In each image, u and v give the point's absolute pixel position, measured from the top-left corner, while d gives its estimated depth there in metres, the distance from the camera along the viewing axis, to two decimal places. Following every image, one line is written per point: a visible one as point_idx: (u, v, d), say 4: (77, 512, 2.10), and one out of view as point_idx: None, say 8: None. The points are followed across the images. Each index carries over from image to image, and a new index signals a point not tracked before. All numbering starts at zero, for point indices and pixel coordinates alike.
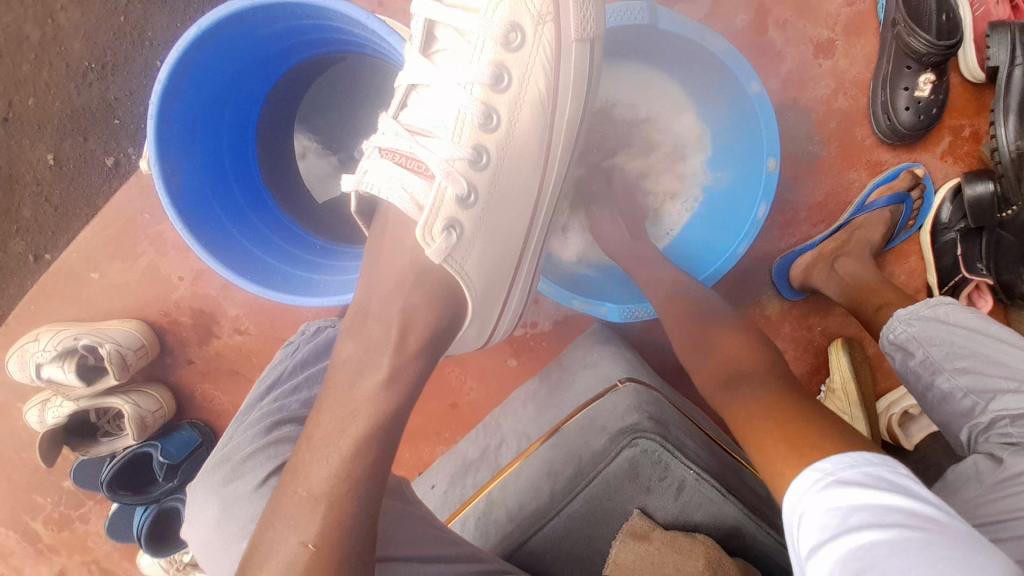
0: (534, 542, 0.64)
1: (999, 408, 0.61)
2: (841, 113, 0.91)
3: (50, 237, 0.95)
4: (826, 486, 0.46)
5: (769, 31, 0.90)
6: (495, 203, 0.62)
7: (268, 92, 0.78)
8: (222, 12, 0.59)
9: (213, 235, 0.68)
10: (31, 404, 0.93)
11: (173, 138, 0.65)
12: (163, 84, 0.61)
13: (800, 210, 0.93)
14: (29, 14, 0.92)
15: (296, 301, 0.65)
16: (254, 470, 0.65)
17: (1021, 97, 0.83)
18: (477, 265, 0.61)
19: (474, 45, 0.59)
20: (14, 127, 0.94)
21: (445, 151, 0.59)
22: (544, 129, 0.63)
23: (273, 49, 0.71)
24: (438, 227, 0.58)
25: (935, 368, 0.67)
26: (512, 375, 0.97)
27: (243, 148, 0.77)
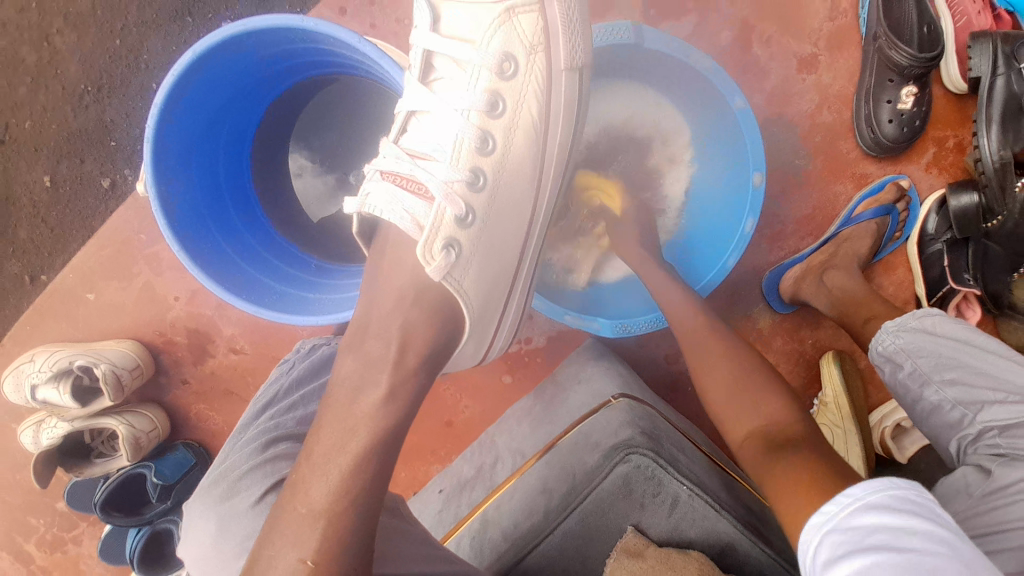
0: (530, 560, 0.63)
1: (987, 419, 0.62)
2: (826, 126, 0.92)
3: (46, 257, 0.94)
4: (853, 509, 0.45)
5: (754, 46, 0.91)
6: (492, 224, 0.62)
7: (261, 114, 0.78)
8: (218, 37, 0.59)
9: (209, 256, 0.68)
10: (26, 424, 0.93)
11: (170, 161, 0.65)
12: (159, 109, 0.61)
13: (790, 223, 0.94)
14: (23, 36, 0.91)
15: (291, 320, 0.65)
16: (249, 491, 0.65)
17: (1004, 107, 0.84)
18: (474, 283, 0.61)
19: (470, 74, 0.60)
20: (10, 148, 0.93)
21: (444, 173, 0.59)
22: (537, 151, 0.64)
23: (268, 72, 0.71)
24: (437, 245, 0.58)
25: (923, 380, 0.68)
26: (507, 391, 0.98)
27: (239, 171, 0.77)
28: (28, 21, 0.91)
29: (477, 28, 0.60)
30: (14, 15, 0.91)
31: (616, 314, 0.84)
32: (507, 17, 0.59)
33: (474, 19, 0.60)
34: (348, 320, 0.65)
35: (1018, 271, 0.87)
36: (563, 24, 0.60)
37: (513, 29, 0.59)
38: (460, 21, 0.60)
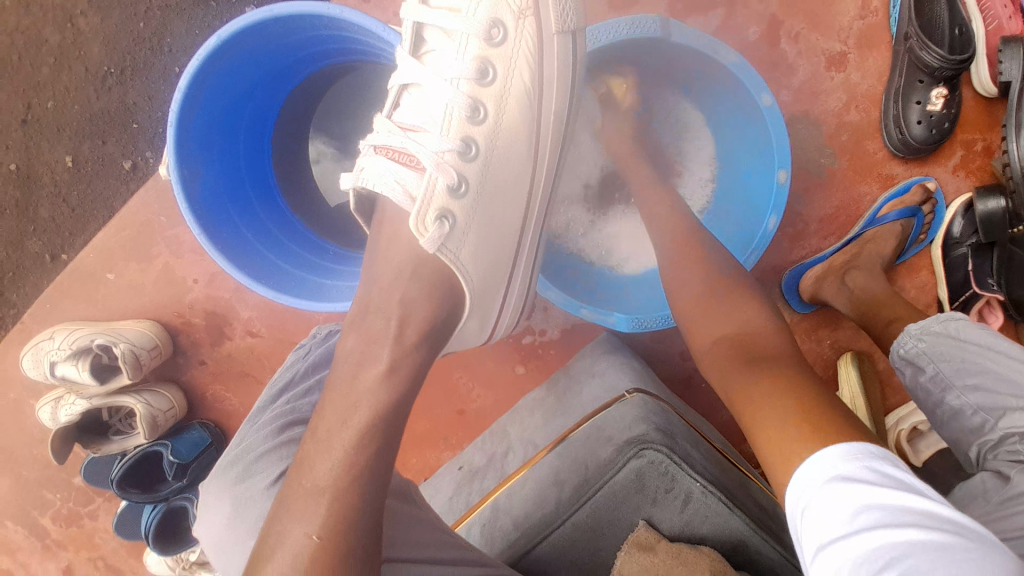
0: (541, 548, 0.64)
1: (1008, 426, 0.61)
2: (853, 126, 0.91)
3: (68, 237, 0.94)
4: (833, 480, 0.44)
5: (781, 42, 0.90)
6: (485, 196, 0.62)
7: (281, 102, 0.78)
8: (241, 23, 0.59)
9: (229, 241, 0.69)
10: (44, 401, 0.94)
11: (193, 145, 0.65)
12: (185, 92, 0.61)
13: (812, 223, 0.94)
14: (48, 17, 0.91)
15: (312, 307, 0.66)
16: (264, 470, 0.65)
17: None
18: (472, 254, 0.61)
19: (459, 43, 0.60)
20: (33, 128, 0.93)
21: (435, 144, 0.59)
22: (531, 119, 0.63)
23: (292, 58, 0.72)
24: (430, 217, 0.57)
25: (945, 385, 0.67)
26: (519, 382, 0.98)
27: (259, 154, 0.78)
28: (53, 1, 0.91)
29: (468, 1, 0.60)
30: None
31: (633, 308, 0.83)
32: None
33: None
34: None
35: None
36: None
37: None
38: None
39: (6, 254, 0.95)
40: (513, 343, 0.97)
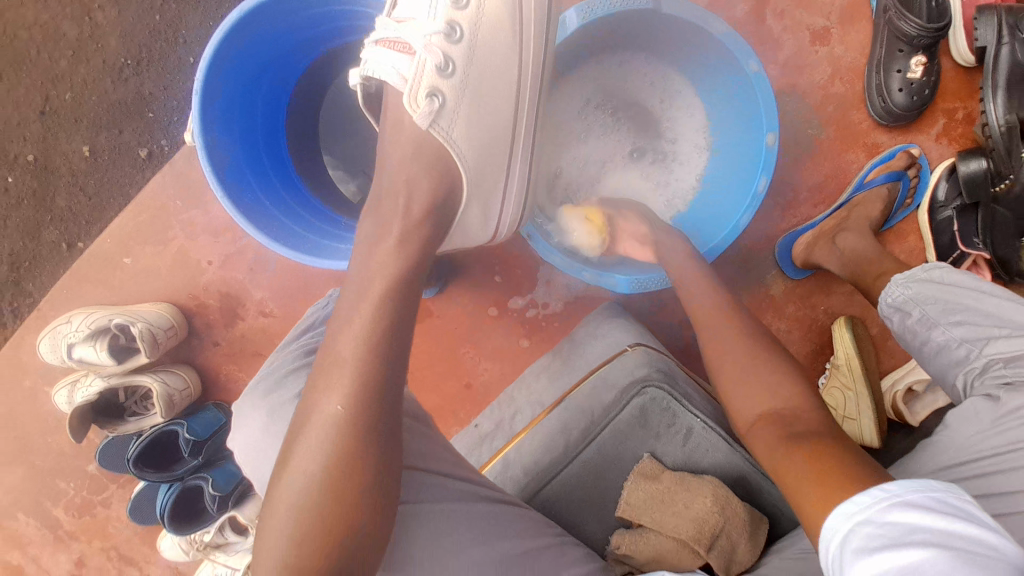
0: (548, 491, 0.66)
1: (992, 352, 0.64)
2: (838, 97, 0.95)
3: (85, 226, 0.98)
4: (886, 506, 0.41)
5: (767, 19, 0.95)
6: (474, 77, 0.62)
7: (297, 78, 0.83)
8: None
9: (250, 206, 0.72)
10: (59, 385, 0.95)
11: (216, 116, 0.69)
12: (208, 62, 0.65)
13: (802, 192, 0.97)
14: (66, 13, 0.95)
15: (330, 264, 0.69)
16: (293, 381, 0.62)
17: (1009, 74, 0.86)
18: (464, 133, 0.62)
19: None
20: (51, 120, 0.97)
21: (423, 27, 0.60)
22: (513, 7, 0.63)
23: (305, 36, 0.76)
24: (421, 94, 0.59)
25: (931, 324, 0.70)
26: (524, 355, 0.99)
27: (274, 129, 0.82)
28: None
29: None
30: None
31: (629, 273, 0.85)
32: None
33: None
34: None
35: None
36: None
37: None
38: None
39: (24, 244, 0.98)
40: (517, 317, 0.99)
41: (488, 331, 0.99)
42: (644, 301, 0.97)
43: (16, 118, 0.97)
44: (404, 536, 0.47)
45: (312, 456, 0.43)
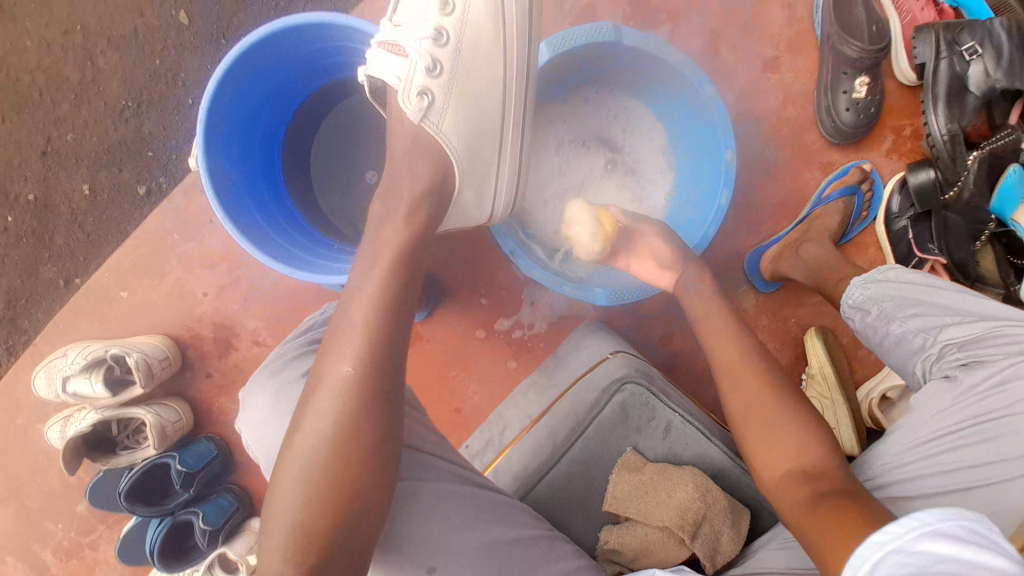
0: (536, 494, 0.68)
1: (947, 338, 0.67)
2: (791, 120, 1.02)
3: (82, 262, 1.02)
4: (914, 536, 0.40)
5: (722, 50, 1.02)
6: (463, 77, 0.66)
7: (293, 112, 0.88)
8: (262, 33, 0.69)
9: (247, 225, 0.74)
10: (53, 421, 0.97)
11: (217, 143, 0.73)
12: (213, 93, 0.69)
13: (765, 208, 1.03)
14: (69, 57, 1.00)
15: (322, 279, 0.70)
16: (297, 365, 0.62)
17: (948, 86, 0.90)
18: (455, 126, 0.65)
19: None
20: (53, 159, 1.01)
21: (416, 32, 0.64)
22: (499, 14, 0.67)
23: (299, 72, 0.81)
24: (414, 92, 0.63)
25: (889, 318, 0.74)
26: (512, 377, 1.02)
27: (270, 159, 0.86)
28: (73, 43, 0.99)
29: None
30: (59, 36, 1.00)
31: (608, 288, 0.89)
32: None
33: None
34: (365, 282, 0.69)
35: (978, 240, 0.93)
36: None
37: None
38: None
39: (21, 282, 1.02)
40: (504, 338, 1.02)
41: (476, 354, 1.02)
42: (625, 318, 1.01)
43: (18, 158, 1.01)
44: (401, 514, 0.52)
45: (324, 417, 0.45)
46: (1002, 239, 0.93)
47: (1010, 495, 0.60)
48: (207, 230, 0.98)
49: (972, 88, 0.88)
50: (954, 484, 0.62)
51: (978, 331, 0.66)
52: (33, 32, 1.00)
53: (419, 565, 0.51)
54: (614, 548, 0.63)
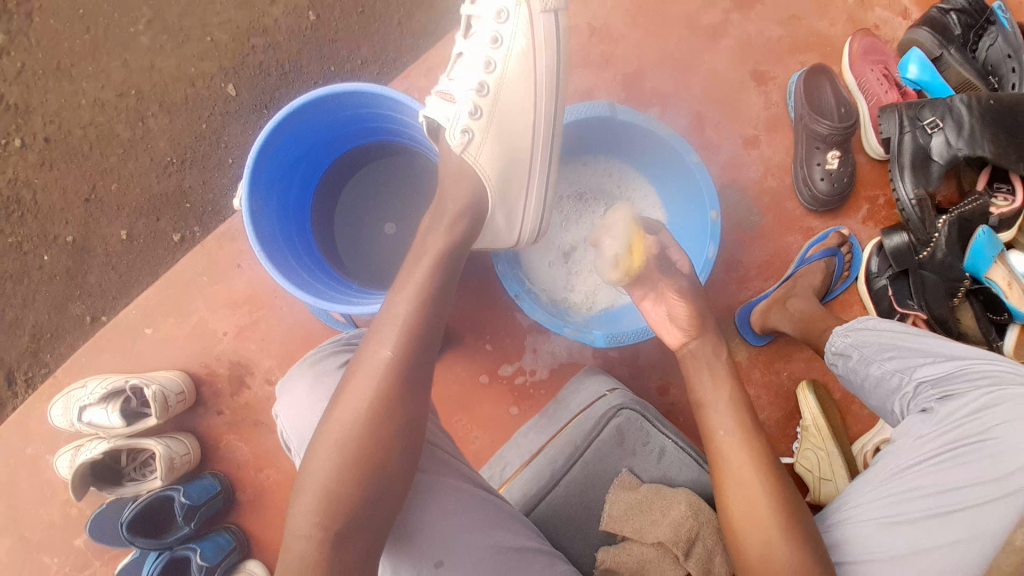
0: (537, 513, 0.71)
1: (922, 376, 0.73)
2: (771, 190, 1.12)
3: (110, 301, 1.08)
4: None
5: (708, 128, 1.12)
6: (499, 123, 0.76)
7: (327, 167, 0.97)
8: (314, 95, 0.78)
9: (282, 260, 0.80)
10: (64, 450, 1.00)
11: (261, 185, 0.80)
12: (263, 141, 0.77)
13: (751, 268, 1.11)
14: (121, 116, 1.09)
15: (344, 309, 0.76)
16: (333, 359, 0.68)
17: (913, 157, 1.00)
18: (491, 164, 0.75)
19: (488, 20, 0.77)
20: (94, 206, 1.09)
21: (466, 83, 0.76)
22: (533, 77, 0.76)
23: (337, 131, 0.91)
24: (458, 131, 0.74)
25: (868, 360, 0.79)
26: (515, 422, 1.05)
27: (303, 205, 0.94)
28: (126, 103, 1.09)
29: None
30: (114, 98, 1.09)
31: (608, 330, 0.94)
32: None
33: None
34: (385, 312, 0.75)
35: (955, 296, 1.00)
36: None
37: None
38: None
39: (49, 317, 1.08)
40: (507, 383, 1.06)
41: (480, 398, 1.06)
42: (623, 367, 1.06)
43: (62, 203, 1.09)
44: (416, 503, 0.58)
45: (361, 395, 0.53)
46: (979, 297, 1.02)
47: (987, 517, 0.64)
48: (232, 274, 1.05)
49: (935, 158, 0.98)
50: (936, 507, 0.66)
51: (949, 368, 0.72)
52: (89, 92, 1.09)
53: (427, 557, 0.57)
54: (611, 568, 0.66)
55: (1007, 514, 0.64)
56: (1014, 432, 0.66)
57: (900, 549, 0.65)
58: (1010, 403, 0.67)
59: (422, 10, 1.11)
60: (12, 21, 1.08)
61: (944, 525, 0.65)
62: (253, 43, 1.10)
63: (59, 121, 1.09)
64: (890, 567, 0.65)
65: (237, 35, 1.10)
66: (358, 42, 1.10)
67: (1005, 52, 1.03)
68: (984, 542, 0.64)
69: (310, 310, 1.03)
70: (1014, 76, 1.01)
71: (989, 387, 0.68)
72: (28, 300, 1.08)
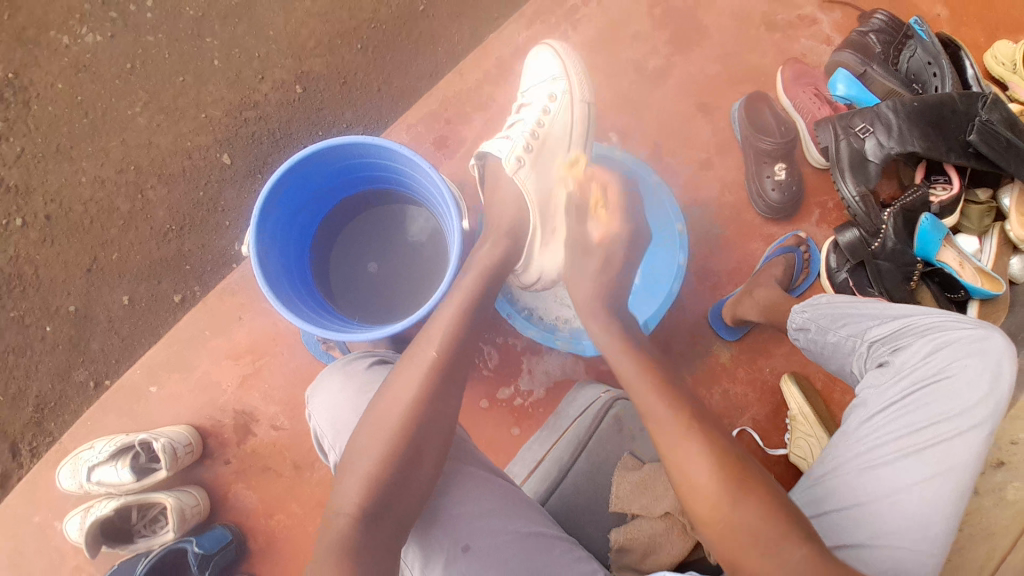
0: (554, 499, 0.79)
1: (873, 338, 0.80)
2: (731, 204, 1.21)
3: (113, 364, 1.15)
4: None
5: (664, 155, 1.22)
6: (540, 161, 0.93)
7: (324, 216, 1.06)
8: (311, 149, 0.85)
9: (287, 299, 0.86)
10: (73, 513, 1.01)
11: (265, 234, 0.87)
12: (267, 190, 0.84)
13: (723, 276, 1.18)
14: (121, 190, 1.19)
15: (350, 335, 0.81)
16: (360, 362, 0.82)
17: (851, 161, 1.08)
18: (535, 189, 0.91)
19: (540, 97, 0.97)
20: (96, 274, 1.17)
21: (521, 132, 0.94)
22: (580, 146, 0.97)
23: (330, 183, 0.99)
24: (513, 160, 0.91)
25: (825, 330, 0.85)
26: (518, 443, 1.09)
27: (302, 256, 1.01)
28: (126, 179, 1.19)
29: (547, 79, 0.98)
30: (114, 173, 1.19)
31: None
32: (565, 77, 0.97)
33: (544, 74, 0.99)
34: (390, 331, 0.81)
35: (910, 279, 1.06)
36: (580, 78, 0.98)
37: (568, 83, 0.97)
38: (535, 85, 1.00)
39: (53, 386, 1.15)
40: (507, 406, 1.10)
41: (481, 423, 1.09)
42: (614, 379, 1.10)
43: (65, 275, 1.17)
44: (448, 498, 0.69)
45: (407, 394, 0.67)
46: (935, 279, 1.09)
47: (956, 450, 0.69)
48: (234, 326, 1.09)
49: (871, 158, 1.07)
50: (908, 446, 0.70)
51: (895, 325, 0.79)
52: (88, 169, 1.19)
53: (454, 541, 0.66)
54: (625, 546, 0.73)
55: (972, 445, 0.69)
56: (965, 370, 0.72)
57: (883, 490, 0.68)
58: (955, 345, 0.74)
59: (397, 75, 1.21)
60: (13, 108, 1.19)
61: (920, 463, 0.69)
62: (244, 116, 1.20)
63: (59, 200, 1.19)
64: (879, 509, 0.67)
65: (229, 109, 1.20)
66: (342, 109, 1.20)
67: (925, 61, 1.15)
68: (958, 474, 0.68)
69: (309, 350, 1.07)
70: (936, 80, 1.13)
71: (934, 335, 0.75)
72: (31, 371, 1.15)
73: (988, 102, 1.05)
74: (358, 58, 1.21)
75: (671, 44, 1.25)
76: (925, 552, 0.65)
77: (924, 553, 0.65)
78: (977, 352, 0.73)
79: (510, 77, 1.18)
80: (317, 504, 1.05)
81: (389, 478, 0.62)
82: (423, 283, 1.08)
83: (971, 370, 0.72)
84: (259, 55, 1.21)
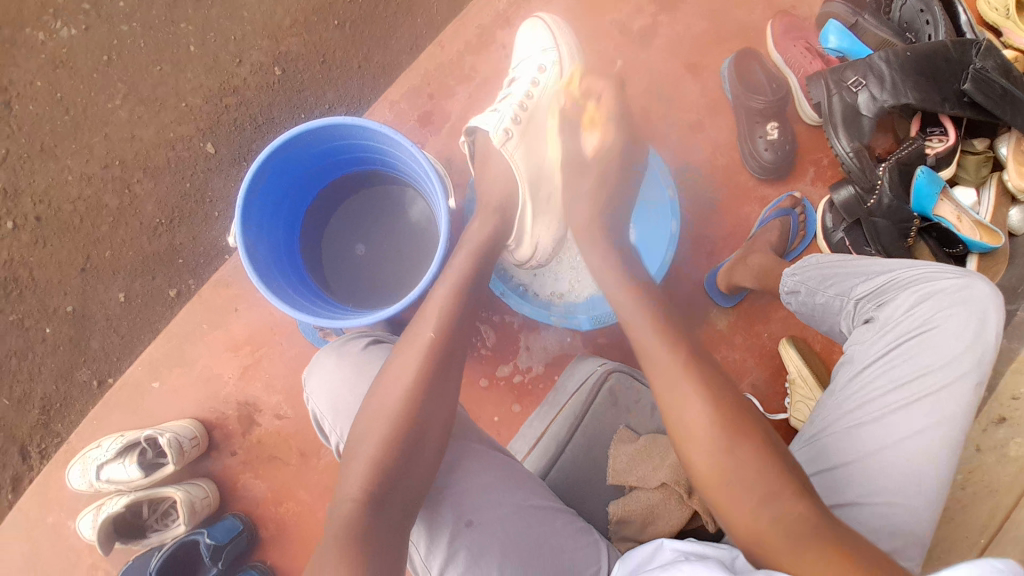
0: (553, 476, 0.79)
1: (859, 294, 0.79)
2: (724, 167, 1.19)
3: (115, 362, 1.15)
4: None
5: (654, 120, 1.19)
6: (530, 133, 0.91)
7: (310, 202, 1.05)
8: (289, 134, 0.84)
9: (278, 289, 0.86)
10: (86, 511, 1.02)
11: (250, 223, 0.86)
12: (249, 180, 0.83)
13: (718, 242, 1.17)
14: (108, 187, 1.18)
15: (342, 321, 0.81)
16: (356, 343, 0.82)
17: (843, 115, 1.05)
18: (524, 162, 0.89)
19: (530, 70, 0.95)
20: (90, 273, 1.17)
21: (510, 104, 0.92)
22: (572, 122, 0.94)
23: (313, 168, 0.98)
24: (502, 131, 0.88)
25: (814, 291, 0.85)
26: (519, 419, 1.09)
27: (292, 243, 1.01)
28: (112, 175, 1.18)
29: (537, 51, 0.96)
30: (99, 169, 1.18)
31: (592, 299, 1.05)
32: (555, 48, 0.95)
33: (535, 47, 0.97)
34: (381, 317, 0.80)
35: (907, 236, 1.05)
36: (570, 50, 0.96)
37: (559, 57, 0.95)
38: (525, 59, 0.97)
39: (58, 387, 1.15)
40: (506, 383, 1.10)
41: (482, 401, 1.10)
42: (612, 350, 1.10)
43: (60, 275, 1.17)
44: (455, 476, 0.69)
45: (401, 381, 0.66)
46: (932, 234, 1.08)
47: (945, 402, 0.68)
48: (231, 318, 1.10)
49: (864, 112, 1.03)
50: (896, 402, 0.69)
51: (880, 280, 0.78)
52: (73, 167, 1.18)
53: (458, 517, 0.67)
54: (624, 518, 0.74)
55: (961, 396, 0.68)
56: (950, 320, 0.71)
57: (873, 448, 0.68)
58: (939, 296, 0.73)
59: (378, 51, 1.19)
60: None
61: (910, 418, 0.68)
62: (225, 102, 1.18)
63: (47, 200, 1.18)
64: (870, 467, 0.67)
65: (209, 97, 1.18)
66: (324, 89, 1.18)
67: (917, 9, 1.12)
68: (948, 427, 0.68)
69: (305, 337, 1.08)
70: (929, 28, 1.10)
71: (918, 286, 0.74)
72: (35, 373, 1.16)
73: (982, 49, 1.03)
74: (336, 36, 1.19)
75: (656, 4, 1.21)
76: (919, 506, 0.66)
77: (918, 508, 0.66)
78: (961, 300, 0.72)
79: (493, 47, 1.15)
80: (324, 489, 1.07)
81: (389, 466, 0.62)
82: (415, 265, 1.07)
83: (956, 320, 0.71)
84: (236, 38, 1.18)
